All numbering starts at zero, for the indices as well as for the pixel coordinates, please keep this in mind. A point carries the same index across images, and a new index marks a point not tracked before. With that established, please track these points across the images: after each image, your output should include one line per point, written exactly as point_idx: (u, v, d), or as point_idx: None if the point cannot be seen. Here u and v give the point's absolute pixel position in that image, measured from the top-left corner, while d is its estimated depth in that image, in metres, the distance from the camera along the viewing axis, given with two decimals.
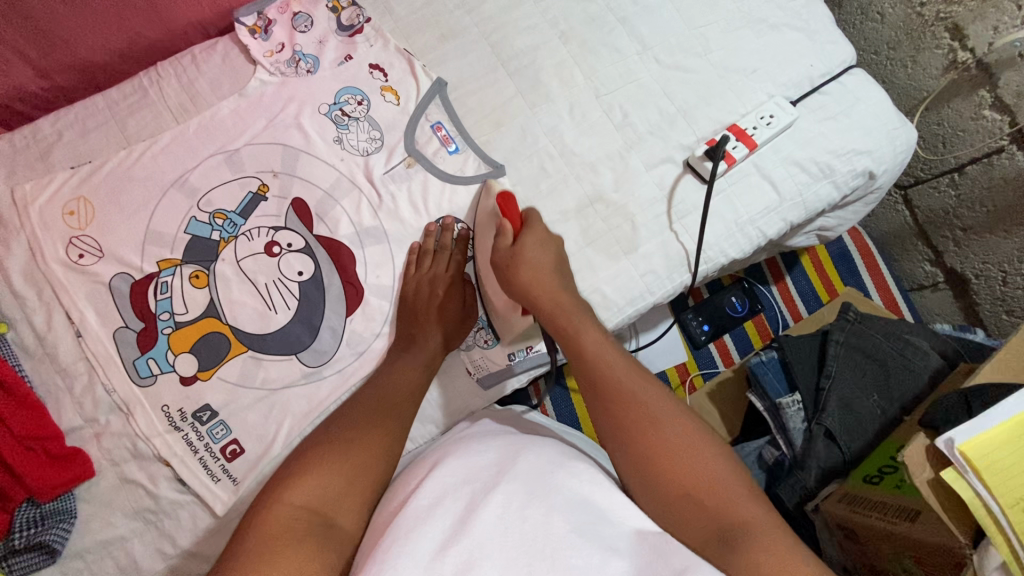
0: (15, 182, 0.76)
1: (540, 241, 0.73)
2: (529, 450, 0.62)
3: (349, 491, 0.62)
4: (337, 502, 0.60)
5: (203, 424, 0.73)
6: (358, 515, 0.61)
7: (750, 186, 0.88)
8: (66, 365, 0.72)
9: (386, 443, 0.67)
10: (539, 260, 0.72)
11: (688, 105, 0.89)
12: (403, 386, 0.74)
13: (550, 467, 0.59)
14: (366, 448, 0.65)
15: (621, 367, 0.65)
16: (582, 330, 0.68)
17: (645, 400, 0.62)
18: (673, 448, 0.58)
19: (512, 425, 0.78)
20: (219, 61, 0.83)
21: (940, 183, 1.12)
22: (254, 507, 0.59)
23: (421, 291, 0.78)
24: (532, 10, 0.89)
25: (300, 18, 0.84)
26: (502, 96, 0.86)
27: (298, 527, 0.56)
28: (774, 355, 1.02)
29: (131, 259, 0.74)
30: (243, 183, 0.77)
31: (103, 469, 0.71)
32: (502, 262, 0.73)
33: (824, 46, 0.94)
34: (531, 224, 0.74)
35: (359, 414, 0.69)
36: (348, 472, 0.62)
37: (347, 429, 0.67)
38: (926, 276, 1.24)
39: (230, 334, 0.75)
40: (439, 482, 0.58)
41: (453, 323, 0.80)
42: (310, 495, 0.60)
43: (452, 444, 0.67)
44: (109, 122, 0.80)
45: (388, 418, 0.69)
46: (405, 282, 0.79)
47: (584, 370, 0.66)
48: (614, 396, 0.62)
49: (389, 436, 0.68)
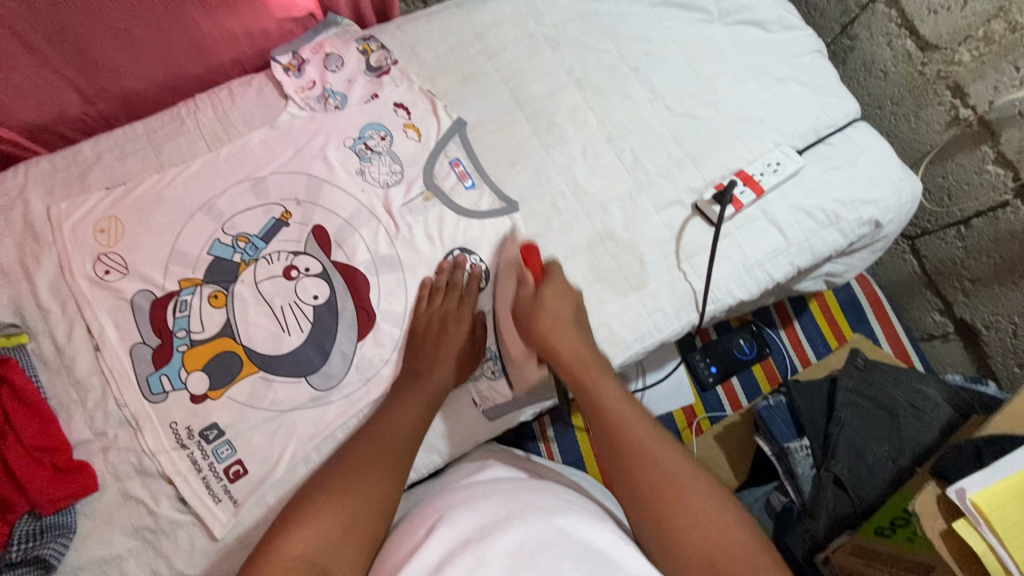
0: (51, 201, 0.80)
1: (558, 294, 0.76)
2: (535, 499, 0.63)
3: (345, 543, 0.60)
4: (331, 554, 0.59)
5: (209, 443, 0.73)
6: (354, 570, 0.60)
7: (758, 230, 0.90)
8: (81, 378, 0.73)
9: (383, 491, 0.66)
10: (558, 309, 0.75)
11: (697, 150, 0.92)
12: (405, 429, 0.73)
13: (558, 512, 0.60)
14: (365, 497, 0.65)
15: (629, 407, 0.68)
16: (602, 385, 0.69)
17: (650, 442, 0.64)
18: (676, 485, 0.60)
19: (518, 464, 0.80)
20: (253, 95, 0.88)
21: (947, 234, 1.13)
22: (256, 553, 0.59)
23: (435, 330, 0.79)
24: (550, 58, 0.94)
25: (332, 58, 0.89)
26: (518, 137, 0.90)
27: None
28: (782, 400, 1.01)
29: (154, 277, 0.77)
30: (267, 209, 0.81)
31: (107, 483, 0.71)
32: (524, 312, 0.76)
33: (829, 100, 0.99)
34: (552, 274, 0.78)
35: (353, 461, 0.69)
36: (344, 524, 0.61)
37: (343, 477, 0.66)
38: (936, 325, 1.24)
39: (243, 354, 0.76)
40: (452, 531, 0.58)
41: (462, 359, 0.81)
42: (305, 547, 0.58)
43: (454, 499, 0.66)
44: (145, 148, 0.84)
45: (385, 464, 0.69)
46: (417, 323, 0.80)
47: (592, 403, 0.69)
48: (633, 452, 0.63)
49: (385, 485, 0.67)
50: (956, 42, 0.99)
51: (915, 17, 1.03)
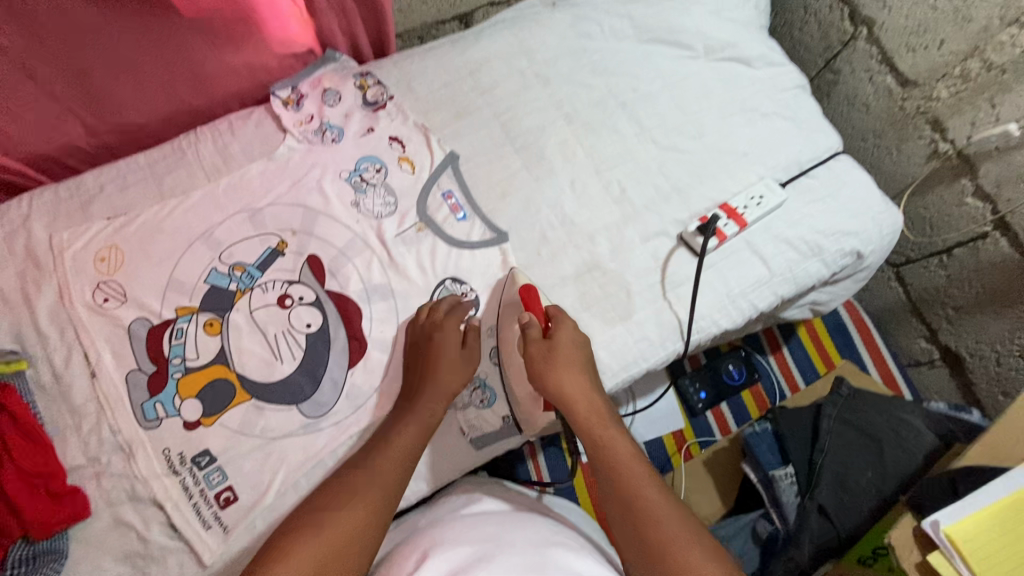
0: (54, 229, 0.82)
1: (570, 336, 0.77)
2: (522, 532, 0.67)
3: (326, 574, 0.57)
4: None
5: (200, 469, 0.75)
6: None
7: (742, 260, 0.92)
8: (77, 404, 0.75)
9: (373, 519, 0.64)
10: (570, 359, 0.76)
11: (682, 183, 0.95)
12: (398, 453, 0.72)
13: (545, 544, 0.64)
14: (349, 524, 0.62)
15: (630, 457, 0.69)
16: (616, 441, 0.71)
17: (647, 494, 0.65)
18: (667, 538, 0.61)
19: (505, 497, 0.82)
20: (252, 128, 0.91)
21: (930, 263, 1.15)
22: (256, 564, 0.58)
23: (437, 360, 0.78)
24: (541, 94, 0.97)
25: (330, 93, 0.93)
26: (509, 169, 0.93)
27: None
28: (768, 426, 1.01)
29: (152, 305, 0.79)
30: (264, 239, 0.83)
31: (99, 509, 0.72)
32: (535, 362, 0.76)
33: (812, 134, 1.02)
34: (561, 322, 0.79)
35: (339, 488, 0.67)
36: (325, 553, 0.58)
37: (332, 504, 0.64)
38: (922, 351, 1.25)
39: (236, 381, 0.78)
40: (447, 557, 0.61)
41: (453, 371, 0.79)
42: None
43: (434, 536, 0.67)
44: (147, 179, 0.86)
45: (373, 489, 0.67)
46: (419, 356, 0.79)
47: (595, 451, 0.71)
48: (639, 509, 0.64)
49: (372, 511, 0.65)
50: (934, 79, 1.02)
51: (894, 54, 1.06)
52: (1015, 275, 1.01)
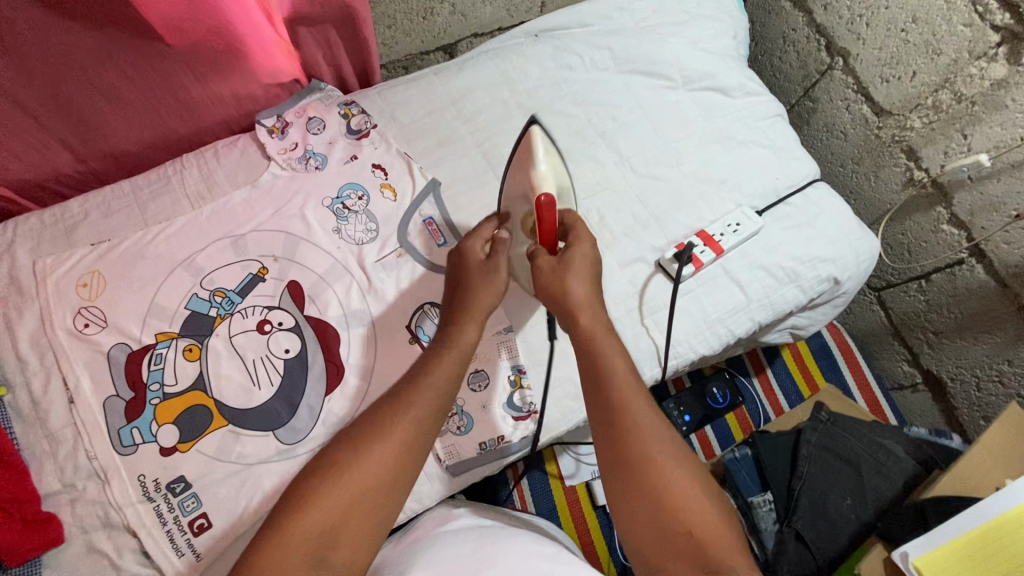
0: (38, 255, 0.84)
1: (582, 265, 0.77)
2: (502, 545, 0.70)
3: (350, 521, 0.60)
4: (335, 533, 0.59)
5: (175, 495, 0.75)
6: (356, 548, 0.59)
7: (719, 287, 0.93)
8: (54, 430, 0.75)
9: (402, 461, 0.64)
10: (582, 270, 0.76)
11: (660, 211, 0.97)
12: (434, 386, 0.71)
13: (525, 556, 0.67)
14: (373, 471, 0.62)
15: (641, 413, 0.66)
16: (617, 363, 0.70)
17: (657, 454, 0.63)
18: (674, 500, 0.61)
19: (487, 515, 0.84)
20: (237, 155, 0.93)
21: (910, 287, 1.17)
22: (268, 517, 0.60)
23: (470, 278, 0.81)
24: (522, 123, 0.99)
25: (314, 121, 0.95)
26: (489, 196, 0.95)
27: (296, 564, 0.56)
28: (748, 452, 1.02)
29: (132, 330, 0.80)
30: (245, 265, 0.84)
31: (72, 536, 0.72)
32: (542, 274, 0.76)
33: (790, 162, 1.04)
34: (575, 237, 0.79)
35: (367, 426, 0.66)
36: (349, 500, 0.60)
37: (356, 448, 0.64)
38: (905, 375, 1.26)
39: (214, 407, 0.78)
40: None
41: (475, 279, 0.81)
42: (314, 527, 0.58)
43: (421, 553, 0.71)
44: (132, 205, 0.88)
45: (401, 429, 0.66)
46: (458, 269, 0.83)
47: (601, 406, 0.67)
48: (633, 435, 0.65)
49: (400, 455, 0.64)
50: (907, 109, 1.04)
51: (869, 84, 1.08)
52: (990, 302, 1.02)
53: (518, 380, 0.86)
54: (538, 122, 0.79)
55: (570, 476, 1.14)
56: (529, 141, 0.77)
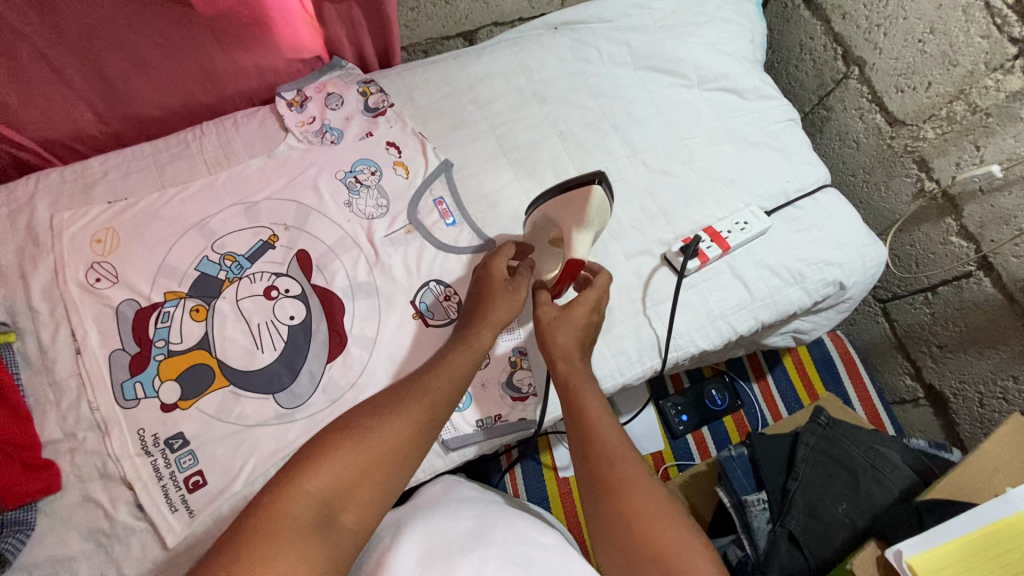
0: (56, 209, 0.85)
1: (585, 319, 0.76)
2: (498, 524, 0.68)
3: (362, 483, 0.58)
4: (347, 492, 0.57)
5: (173, 451, 0.75)
6: (363, 514, 0.57)
7: (723, 283, 0.94)
8: (59, 380, 0.77)
9: (418, 437, 0.64)
10: (577, 328, 0.75)
11: (669, 205, 0.97)
12: (449, 372, 0.71)
13: (521, 539, 0.66)
14: (389, 444, 0.61)
15: (617, 444, 0.64)
16: (585, 393, 0.70)
17: (629, 471, 0.61)
18: (653, 522, 0.56)
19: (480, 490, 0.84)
20: (256, 126, 0.95)
21: (915, 299, 1.16)
22: (267, 485, 0.56)
23: (493, 290, 0.78)
24: (536, 111, 1.01)
25: (333, 97, 0.97)
26: (501, 180, 0.96)
27: (305, 518, 0.53)
28: (744, 451, 1.01)
29: (142, 288, 0.81)
30: (256, 232, 0.86)
31: (69, 485, 0.73)
32: (541, 319, 0.76)
33: (800, 166, 1.04)
34: (585, 295, 0.77)
35: (388, 398, 0.66)
36: (364, 463, 0.58)
37: (371, 419, 0.63)
38: (907, 390, 1.25)
39: (216, 367, 0.79)
40: (421, 544, 0.64)
41: (500, 293, 0.78)
42: (321, 488, 0.55)
43: (421, 515, 0.71)
44: (150, 168, 0.90)
45: (419, 403, 0.66)
46: (482, 279, 0.80)
47: (579, 435, 0.66)
48: (601, 454, 0.63)
49: (416, 428, 0.64)
50: (921, 120, 1.04)
51: (884, 94, 1.09)
52: (997, 316, 1.01)
53: (519, 361, 0.87)
54: (604, 182, 0.79)
55: (564, 467, 1.14)
56: (586, 199, 0.78)
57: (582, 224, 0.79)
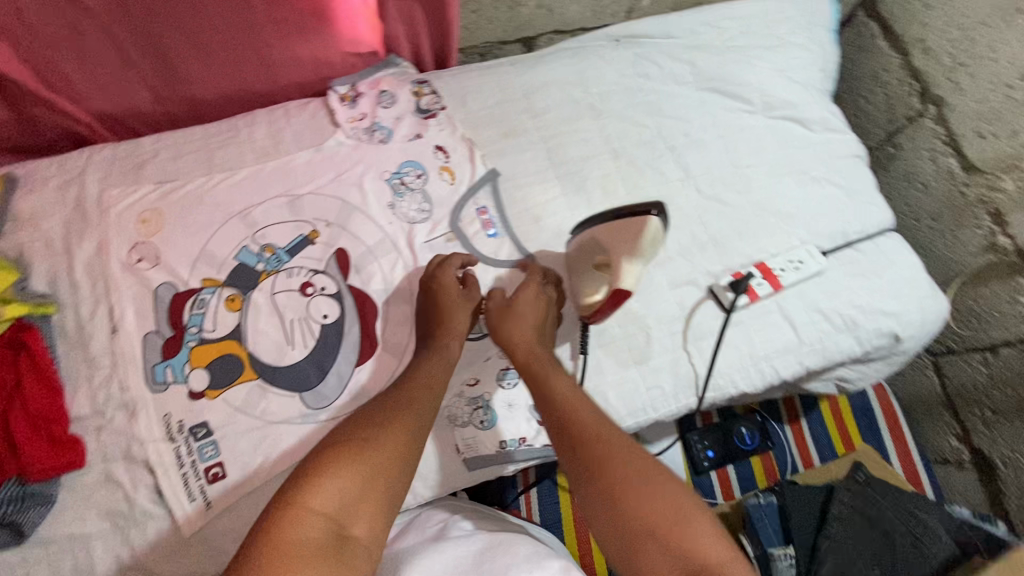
0: (106, 185, 0.86)
1: (532, 306, 0.79)
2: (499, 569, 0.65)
3: (365, 501, 0.58)
4: (352, 514, 0.57)
5: (196, 440, 0.75)
6: (373, 526, 0.58)
7: (770, 323, 0.89)
8: (94, 356, 0.77)
9: (411, 435, 0.64)
10: (529, 315, 0.78)
11: (721, 236, 0.93)
12: (425, 376, 0.72)
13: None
14: (385, 455, 0.61)
15: (595, 421, 0.64)
16: (554, 379, 0.70)
17: (617, 455, 0.61)
18: (643, 497, 0.57)
19: (480, 519, 0.81)
20: (307, 117, 0.94)
21: (972, 358, 1.09)
22: (267, 513, 0.56)
23: (451, 304, 0.79)
24: (590, 125, 0.97)
25: (385, 94, 0.95)
26: (547, 194, 0.93)
27: (314, 544, 0.54)
28: (773, 500, 0.96)
29: (181, 272, 0.81)
30: (298, 226, 0.85)
31: (93, 462, 0.74)
32: (491, 311, 0.79)
33: (864, 207, 0.99)
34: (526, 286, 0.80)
35: (378, 410, 0.65)
36: (365, 482, 0.58)
37: (357, 431, 0.62)
38: (952, 451, 1.17)
39: (246, 359, 0.79)
40: None
41: (449, 304, 0.79)
42: (325, 509, 0.56)
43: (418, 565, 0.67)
44: (200, 151, 0.90)
45: (409, 413, 0.66)
46: (431, 295, 0.80)
47: (552, 413, 0.67)
48: (582, 440, 0.63)
49: (411, 437, 0.64)
50: (1000, 170, 0.97)
51: (962, 138, 1.02)
52: None
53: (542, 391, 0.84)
54: (662, 216, 0.75)
55: None
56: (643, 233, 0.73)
57: (634, 258, 0.75)
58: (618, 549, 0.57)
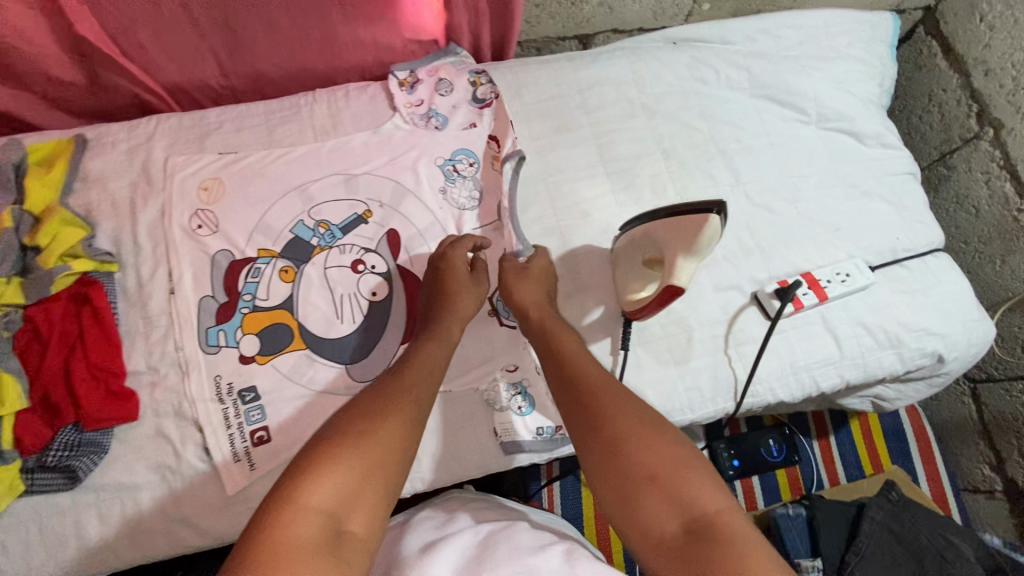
0: (171, 152, 0.89)
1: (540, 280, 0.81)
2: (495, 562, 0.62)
3: (363, 489, 0.56)
4: (350, 503, 0.55)
5: (244, 403, 0.77)
6: (373, 517, 0.56)
7: (813, 334, 0.88)
8: (151, 315, 0.80)
9: (411, 430, 0.62)
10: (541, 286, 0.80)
11: (767, 243, 0.93)
12: (425, 366, 0.70)
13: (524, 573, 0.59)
14: (383, 441, 0.59)
15: (601, 379, 0.67)
16: (564, 341, 0.73)
17: (621, 410, 0.62)
18: (645, 447, 0.59)
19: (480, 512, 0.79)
20: (366, 99, 0.96)
21: (1014, 387, 1.07)
22: (261, 509, 0.53)
23: (456, 282, 0.79)
24: (642, 124, 0.98)
25: (443, 82, 0.97)
26: (596, 190, 0.94)
27: (312, 537, 0.51)
28: (802, 512, 0.94)
29: (238, 241, 0.84)
30: (352, 204, 0.87)
31: (145, 416, 0.76)
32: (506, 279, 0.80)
33: (915, 225, 0.97)
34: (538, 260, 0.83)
35: (373, 396, 0.64)
36: (362, 469, 0.56)
37: (354, 423, 0.60)
38: (983, 479, 1.16)
39: (296, 329, 0.81)
40: None
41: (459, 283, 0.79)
42: (323, 499, 0.54)
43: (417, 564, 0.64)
44: (261, 126, 0.92)
45: (407, 399, 0.64)
46: (437, 273, 0.80)
47: (559, 373, 0.69)
48: (588, 395, 0.65)
49: (409, 422, 0.62)
50: None
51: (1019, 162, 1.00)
52: None
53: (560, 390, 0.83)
54: (722, 216, 0.68)
55: None
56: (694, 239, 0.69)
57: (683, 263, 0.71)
58: (624, 502, 0.57)
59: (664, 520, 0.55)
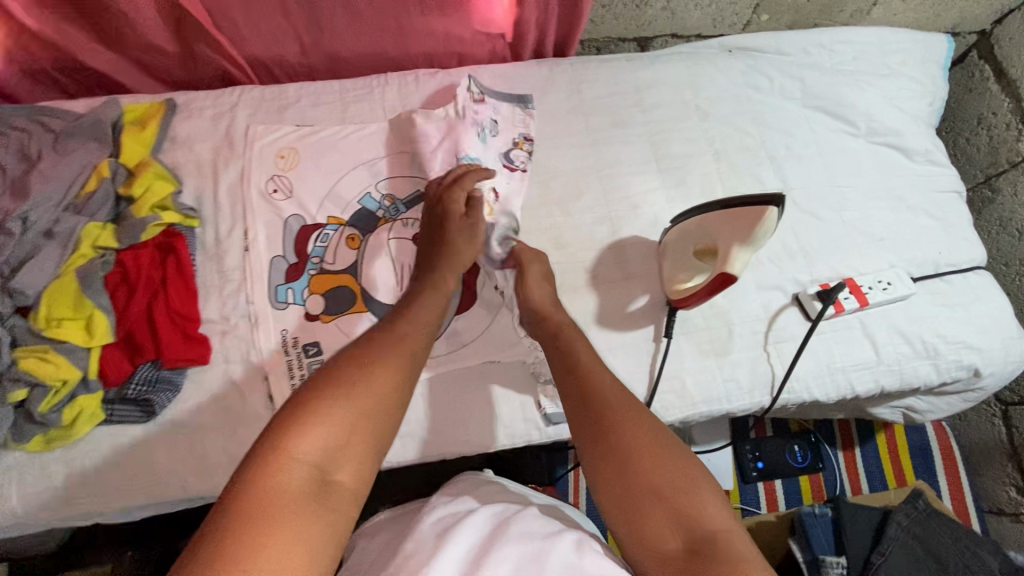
0: (252, 121, 0.95)
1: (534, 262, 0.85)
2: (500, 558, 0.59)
3: (351, 442, 0.56)
4: (337, 455, 0.55)
5: (307, 357, 0.82)
6: (360, 468, 0.56)
7: (851, 338, 0.91)
8: (226, 269, 0.86)
9: (402, 383, 0.62)
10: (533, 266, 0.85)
11: (811, 247, 0.95)
12: (419, 321, 0.71)
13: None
14: (371, 394, 0.59)
15: (612, 387, 0.67)
16: (576, 349, 0.73)
17: (628, 420, 0.63)
18: (649, 459, 0.59)
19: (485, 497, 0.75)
20: (434, 85, 1.01)
21: None
22: (250, 455, 0.54)
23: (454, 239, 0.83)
24: (695, 126, 1.02)
25: (498, 123, 0.98)
26: (647, 185, 0.98)
27: (299, 488, 0.52)
28: (828, 512, 0.96)
29: (310, 207, 0.89)
30: (417, 182, 0.92)
31: (215, 362, 0.82)
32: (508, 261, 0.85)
33: (958, 241, 0.99)
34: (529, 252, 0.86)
35: (363, 346, 0.64)
36: (349, 424, 0.56)
37: (346, 377, 0.60)
38: (1009, 502, 1.16)
39: (358, 293, 0.86)
40: None
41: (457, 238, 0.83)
42: (310, 451, 0.54)
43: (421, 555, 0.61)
44: (335, 103, 0.98)
45: (396, 352, 0.64)
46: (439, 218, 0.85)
47: (569, 376, 0.69)
48: (596, 402, 0.65)
49: (399, 375, 0.62)
50: None
51: None
52: None
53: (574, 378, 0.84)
54: (780, 210, 0.72)
55: None
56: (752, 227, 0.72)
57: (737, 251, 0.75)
58: (626, 513, 0.58)
59: (667, 536, 0.56)
